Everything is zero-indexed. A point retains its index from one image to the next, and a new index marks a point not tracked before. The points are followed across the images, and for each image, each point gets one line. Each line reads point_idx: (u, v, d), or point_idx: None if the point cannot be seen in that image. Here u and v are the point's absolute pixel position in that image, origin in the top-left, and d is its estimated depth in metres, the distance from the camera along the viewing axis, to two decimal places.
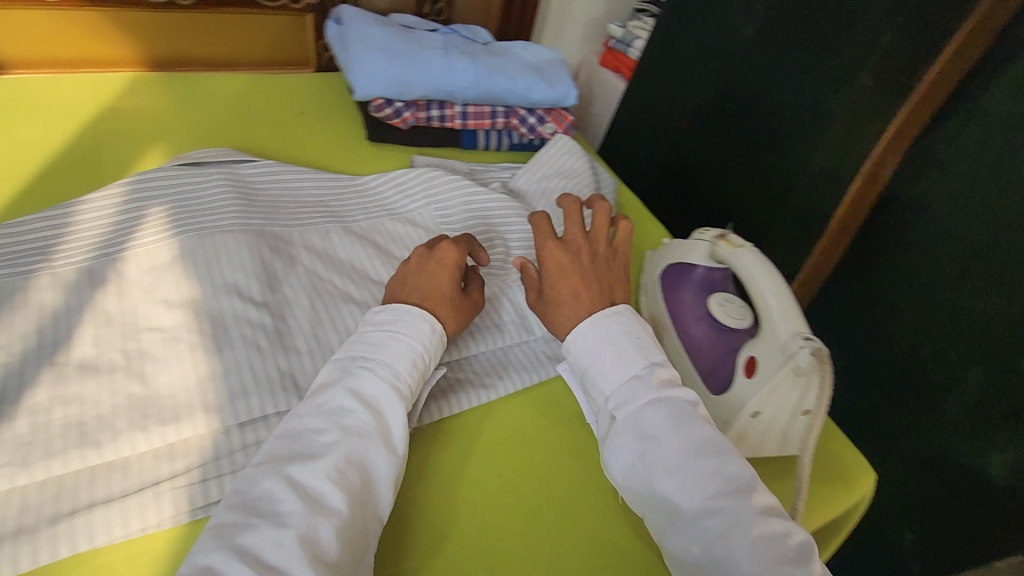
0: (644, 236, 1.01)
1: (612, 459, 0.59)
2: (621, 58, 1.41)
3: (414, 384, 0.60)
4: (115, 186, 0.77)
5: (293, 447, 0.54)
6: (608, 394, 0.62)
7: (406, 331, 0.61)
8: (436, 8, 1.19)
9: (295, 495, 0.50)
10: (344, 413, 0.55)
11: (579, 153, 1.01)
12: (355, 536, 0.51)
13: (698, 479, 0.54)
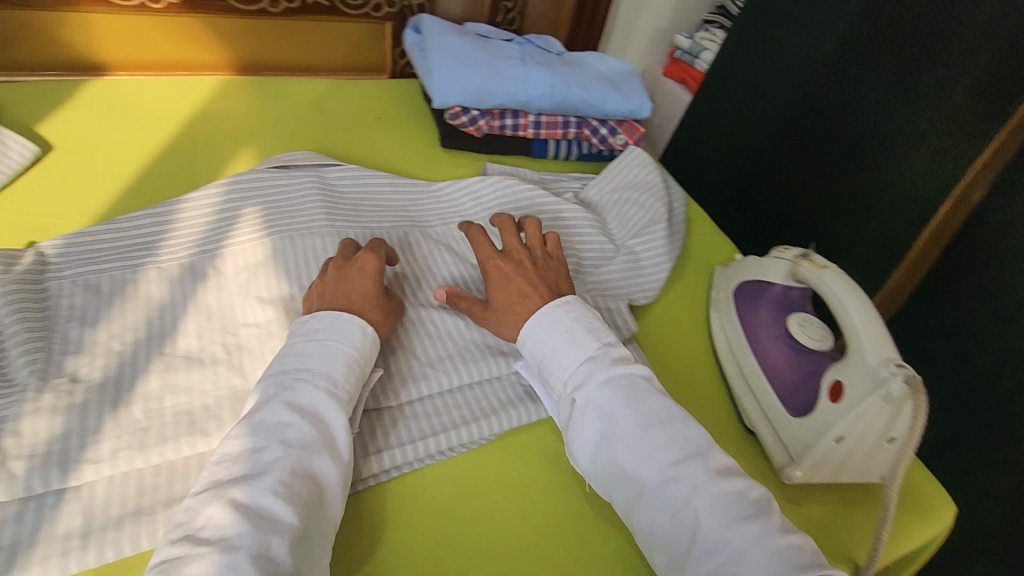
0: (711, 251, 1.01)
1: (578, 440, 0.64)
2: (688, 69, 1.42)
3: (353, 388, 0.62)
4: (214, 186, 0.80)
5: (232, 470, 0.53)
6: (564, 383, 0.66)
7: (337, 337, 0.63)
8: (509, 17, 1.20)
9: (240, 518, 0.49)
10: (285, 428, 0.55)
11: (652, 167, 1.02)
12: (310, 546, 0.51)
13: (655, 448, 0.60)
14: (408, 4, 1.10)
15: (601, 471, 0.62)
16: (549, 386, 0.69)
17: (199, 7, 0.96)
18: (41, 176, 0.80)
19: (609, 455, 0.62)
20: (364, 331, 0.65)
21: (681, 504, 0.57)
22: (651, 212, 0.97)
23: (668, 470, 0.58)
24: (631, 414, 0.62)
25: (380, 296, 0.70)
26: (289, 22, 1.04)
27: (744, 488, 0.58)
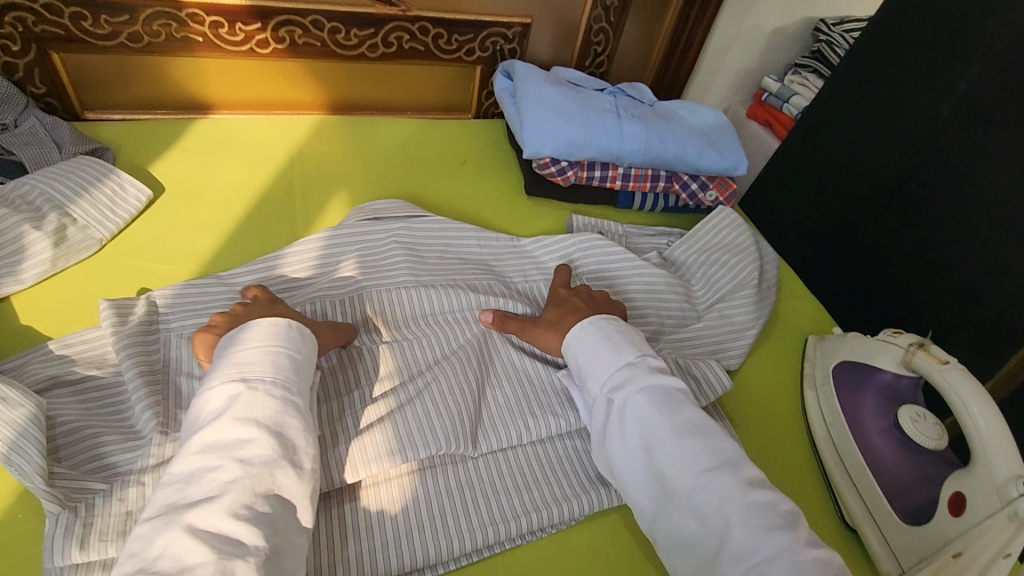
0: (804, 319, 0.96)
1: (613, 440, 0.66)
2: (775, 113, 1.39)
3: (303, 391, 0.62)
4: (313, 238, 0.83)
5: (186, 494, 0.52)
6: (600, 385, 0.69)
7: (280, 343, 0.64)
8: (598, 61, 1.19)
9: (201, 545, 0.48)
10: (243, 445, 0.55)
11: (742, 228, 0.99)
12: (286, 561, 0.51)
13: (688, 455, 0.62)
14: (500, 49, 1.10)
15: (627, 476, 0.64)
16: (584, 393, 0.72)
17: (301, 53, 0.98)
18: (152, 219, 0.83)
19: (637, 457, 0.64)
20: (292, 324, 0.66)
21: (710, 507, 0.59)
22: (740, 272, 0.94)
23: (701, 476, 0.60)
24: (660, 419, 0.64)
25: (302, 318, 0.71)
26: (385, 66, 1.06)
27: (775, 500, 0.60)
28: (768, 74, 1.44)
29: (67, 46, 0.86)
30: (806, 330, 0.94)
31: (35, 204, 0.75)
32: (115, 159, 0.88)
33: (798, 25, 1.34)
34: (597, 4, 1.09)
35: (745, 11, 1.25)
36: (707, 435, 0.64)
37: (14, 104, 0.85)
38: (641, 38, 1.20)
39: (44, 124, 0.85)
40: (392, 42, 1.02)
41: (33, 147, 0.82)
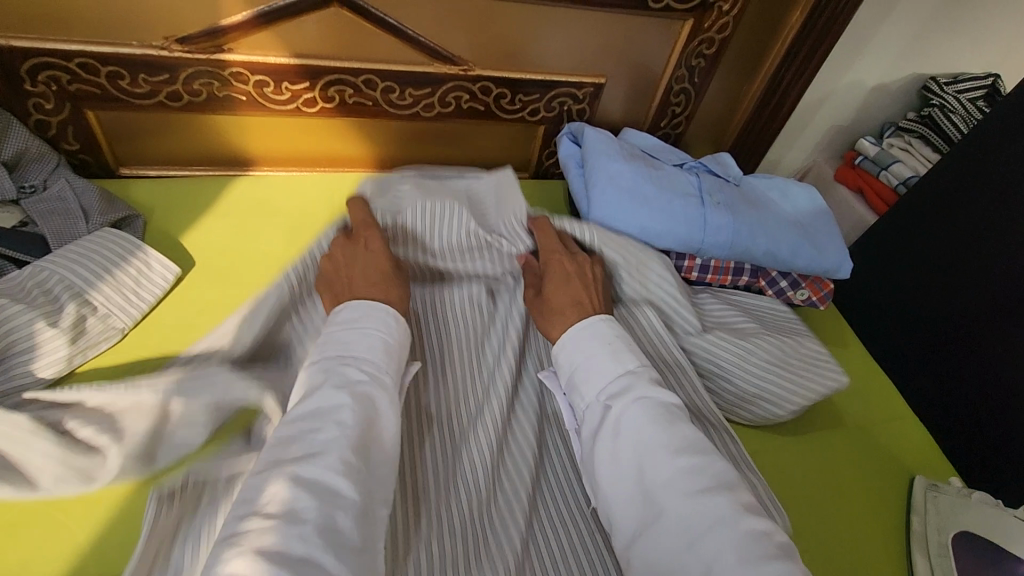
0: (907, 451, 0.82)
1: (605, 452, 0.60)
2: (869, 178, 1.25)
3: (395, 372, 0.61)
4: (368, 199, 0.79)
5: (288, 451, 0.51)
6: (597, 391, 0.63)
7: (375, 326, 0.62)
8: (675, 122, 1.06)
9: (304, 493, 0.48)
10: (337, 410, 0.54)
11: (797, 328, 0.84)
12: (371, 525, 0.50)
13: (677, 473, 0.55)
14: (568, 109, 0.99)
15: (616, 492, 0.57)
16: (576, 398, 0.66)
17: (351, 112, 0.90)
18: (178, 299, 0.76)
19: (627, 467, 0.58)
20: (392, 311, 0.64)
21: (704, 540, 0.51)
22: (775, 348, 0.79)
23: (692, 499, 0.53)
24: (648, 428, 0.58)
25: (391, 267, 0.70)
26: (441, 125, 0.96)
27: (772, 529, 0.52)
28: (863, 133, 1.29)
29: (103, 103, 0.79)
30: (913, 470, 0.80)
31: (52, 291, 0.68)
32: (144, 227, 0.82)
33: (903, 83, 1.19)
34: (681, 63, 0.96)
35: (845, 68, 1.10)
36: (703, 455, 0.57)
37: (43, 164, 0.79)
38: (726, 98, 1.07)
39: (73, 187, 0.79)
40: (451, 101, 0.92)
41: (60, 216, 0.76)
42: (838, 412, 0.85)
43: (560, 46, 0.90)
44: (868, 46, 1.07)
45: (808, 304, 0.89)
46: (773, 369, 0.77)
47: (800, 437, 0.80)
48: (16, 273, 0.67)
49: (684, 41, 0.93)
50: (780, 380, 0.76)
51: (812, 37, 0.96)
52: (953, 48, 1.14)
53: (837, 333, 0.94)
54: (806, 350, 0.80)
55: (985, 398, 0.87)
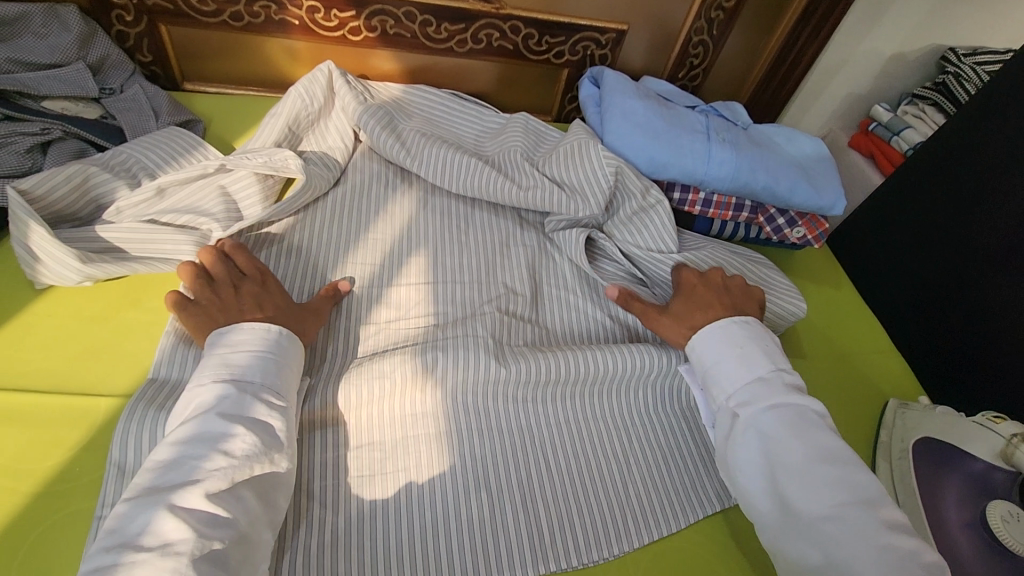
0: (885, 378, 0.88)
1: (736, 458, 0.64)
2: (881, 144, 1.29)
3: (290, 400, 0.62)
4: (365, 111, 0.93)
5: (169, 478, 0.52)
6: (726, 396, 0.68)
7: (269, 349, 0.63)
8: (692, 74, 1.13)
9: (181, 522, 0.48)
10: (227, 437, 0.55)
11: (770, 269, 0.90)
12: (252, 550, 0.51)
13: (823, 485, 0.58)
14: (591, 53, 1.06)
15: (747, 481, 0.62)
16: (709, 397, 0.70)
17: (391, 42, 0.99)
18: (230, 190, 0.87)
19: (759, 469, 0.62)
20: (286, 334, 0.65)
21: (841, 549, 0.54)
22: (743, 274, 0.87)
23: (841, 509, 0.57)
24: (790, 444, 0.61)
25: (293, 305, 0.70)
26: (472, 62, 1.04)
27: (919, 549, 0.54)
28: (879, 100, 1.33)
29: (174, 19, 0.90)
30: (887, 394, 0.86)
31: (131, 171, 0.78)
32: (204, 132, 0.92)
33: (922, 52, 1.22)
34: (700, 15, 1.02)
35: (863, 33, 1.14)
36: (846, 467, 0.60)
37: (122, 70, 0.90)
38: (744, 53, 1.12)
39: (146, 92, 0.89)
40: (482, 38, 1.00)
41: (134, 113, 0.87)
42: (827, 343, 0.91)
43: None
44: (887, 12, 1.11)
45: (803, 242, 0.95)
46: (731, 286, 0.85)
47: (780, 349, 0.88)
48: (101, 153, 0.77)
49: None
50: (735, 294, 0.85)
51: None
52: (971, 17, 1.18)
53: (827, 276, 1.01)
54: (769, 281, 0.87)
55: (970, 340, 0.92)
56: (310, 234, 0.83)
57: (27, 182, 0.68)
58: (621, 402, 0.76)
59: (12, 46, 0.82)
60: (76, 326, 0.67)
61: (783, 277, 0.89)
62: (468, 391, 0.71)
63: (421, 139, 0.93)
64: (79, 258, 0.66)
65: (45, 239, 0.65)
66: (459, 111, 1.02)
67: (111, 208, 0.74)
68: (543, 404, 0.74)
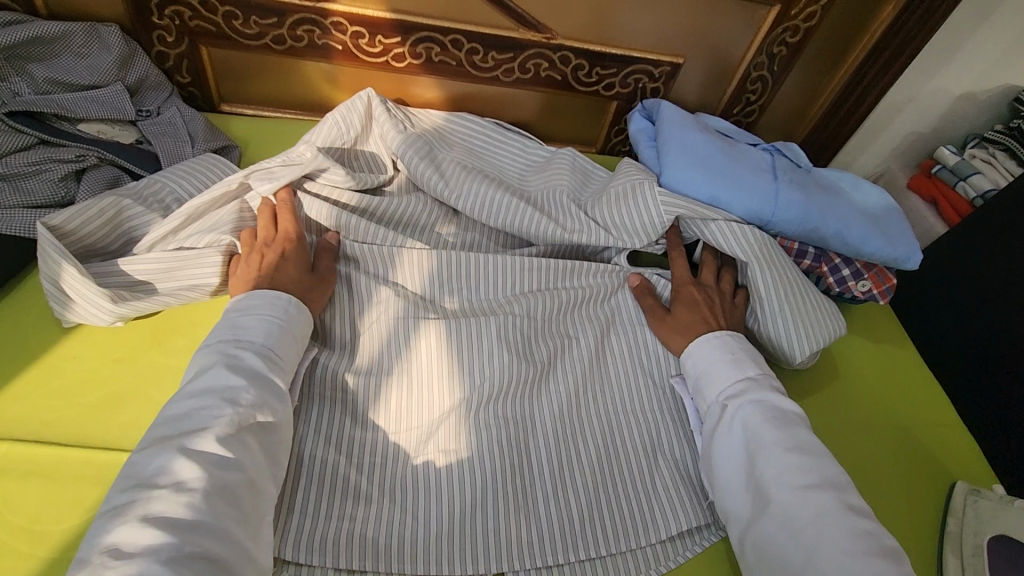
0: (951, 457, 0.81)
1: (720, 448, 0.65)
2: (945, 189, 1.21)
3: (288, 360, 0.63)
4: (400, 141, 0.88)
5: (177, 428, 0.53)
6: (716, 393, 0.69)
7: (269, 308, 0.65)
8: (747, 111, 1.07)
9: (195, 464, 0.50)
10: (230, 389, 0.56)
11: (821, 307, 0.82)
12: (258, 499, 0.52)
13: (792, 470, 0.59)
14: (643, 86, 1.01)
15: (724, 476, 0.63)
16: (698, 400, 0.71)
17: (435, 70, 0.95)
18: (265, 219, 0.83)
19: (737, 461, 0.63)
20: (294, 302, 0.66)
21: (810, 529, 0.55)
22: (789, 284, 0.80)
23: (798, 491, 0.58)
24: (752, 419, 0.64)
25: (305, 271, 0.71)
26: (516, 91, 1.00)
27: (881, 532, 0.55)
28: (945, 142, 1.25)
29: (216, 41, 0.87)
30: (954, 476, 0.79)
31: (165, 203, 0.75)
32: (239, 158, 0.89)
33: (993, 93, 1.15)
34: (761, 50, 0.96)
35: (932, 70, 1.08)
36: (815, 457, 0.61)
37: (160, 93, 0.88)
38: (805, 89, 1.06)
39: (182, 115, 0.86)
40: (529, 68, 0.95)
41: (169, 138, 0.83)
42: (888, 414, 0.84)
43: (642, 21, 0.91)
44: (959, 50, 1.05)
45: (868, 296, 0.88)
46: (762, 275, 0.80)
47: (844, 424, 0.81)
48: (135, 182, 0.74)
49: (768, 28, 0.93)
50: (762, 283, 0.80)
51: (901, 36, 0.95)
52: None
53: (887, 334, 0.94)
54: (802, 307, 0.80)
55: None
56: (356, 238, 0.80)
57: (56, 217, 0.65)
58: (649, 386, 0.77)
59: (50, 66, 0.80)
60: (101, 371, 0.64)
61: (826, 301, 0.83)
62: (488, 448, 0.68)
63: (462, 172, 0.88)
64: (112, 299, 0.64)
65: (78, 279, 0.63)
66: (501, 142, 0.97)
67: (141, 241, 0.71)
68: (564, 381, 0.75)
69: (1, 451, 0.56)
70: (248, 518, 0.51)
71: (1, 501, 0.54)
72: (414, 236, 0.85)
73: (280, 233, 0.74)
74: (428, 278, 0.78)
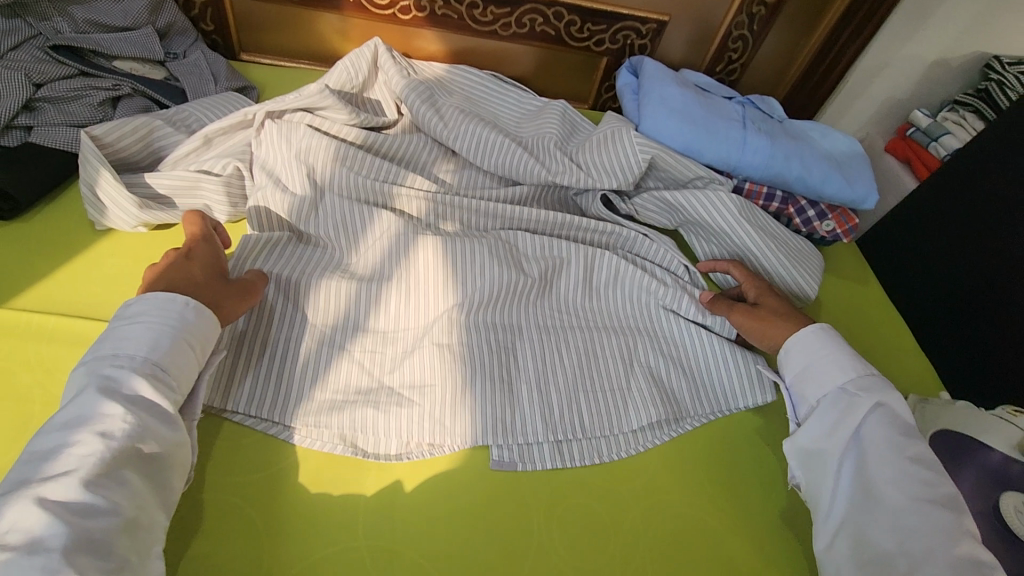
0: (907, 376, 0.88)
1: (834, 462, 0.66)
2: (918, 150, 1.27)
3: (177, 379, 0.58)
4: (403, 87, 0.95)
5: (42, 469, 0.49)
6: (829, 392, 0.70)
7: (160, 318, 0.59)
8: (729, 69, 1.14)
9: (48, 517, 0.46)
10: (103, 418, 0.53)
11: (809, 254, 0.91)
12: (140, 536, 0.51)
13: (902, 484, 0.62)
14: (631, 43, 1.08)
15: (828, 481, 0.66)
16: (801, 392, 0.72)
17: (439, 23, 1.02)
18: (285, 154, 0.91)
19: (850, 468, 0.65)
20: (193, 303, 0.61)
21: (913, 537, 0.59)
22: (776, 236, 0.90)
23: (918, 503, 0.60)
24: (851, 418, 0.67)
25: (214, 276, 0.66)
26: (514, 46, 1.08)
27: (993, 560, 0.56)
28: (920, 106, 1.31)
29: None
30: (906, 389, 0.86)
31: (191, 127, 0.84)
32: (258, 99, 0.97)
33: (965, 59, 1.22)
34: (742, 11, 1.04)
35: (906, 37, 1.15)
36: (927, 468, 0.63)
37: (187, 38, 0.96)
38: (783, 51, 1.14)
39: (206, 58, 0.94)
40: (525, 23, 1.03)
41: (196, 77, 0.91)
42: (850, 337, 0.91)
43: None
44: (931, 17, 1.11)
45: (832, 237, 0.95)
46: (752, 230, 0.88)
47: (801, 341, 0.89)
48: (166, 109, 0.83)
49: None
50: (754, 237, 0.88)
51: None
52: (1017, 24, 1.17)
53: (855, 270, 1.01)
54: (794, 255, 0.89)
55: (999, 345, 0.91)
56: (355, 168, 0.86)
57: (98, 128, 0.73)
58: (630, 302, 0.84)
59: (89, 8, 0.88)
60: (134, 268, 0.72)
61: (806, 242, 0.92)
62: (474, 343, 0.74)
63: (460, 115, 0.95)
64: (137, 204, 0.71)
65: (111, 183, 0.70)
66: (499, 92, 1.05)
67: (167, 158, 0.79)
68: (550, 298, 0.82)
69: (51, 323, 0.64)
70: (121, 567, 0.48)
71: (54, 365, 0.62)
72: (413, 170, 0.92)
73: (202, 241, 0.69)
74: (426, 207, 0.86)
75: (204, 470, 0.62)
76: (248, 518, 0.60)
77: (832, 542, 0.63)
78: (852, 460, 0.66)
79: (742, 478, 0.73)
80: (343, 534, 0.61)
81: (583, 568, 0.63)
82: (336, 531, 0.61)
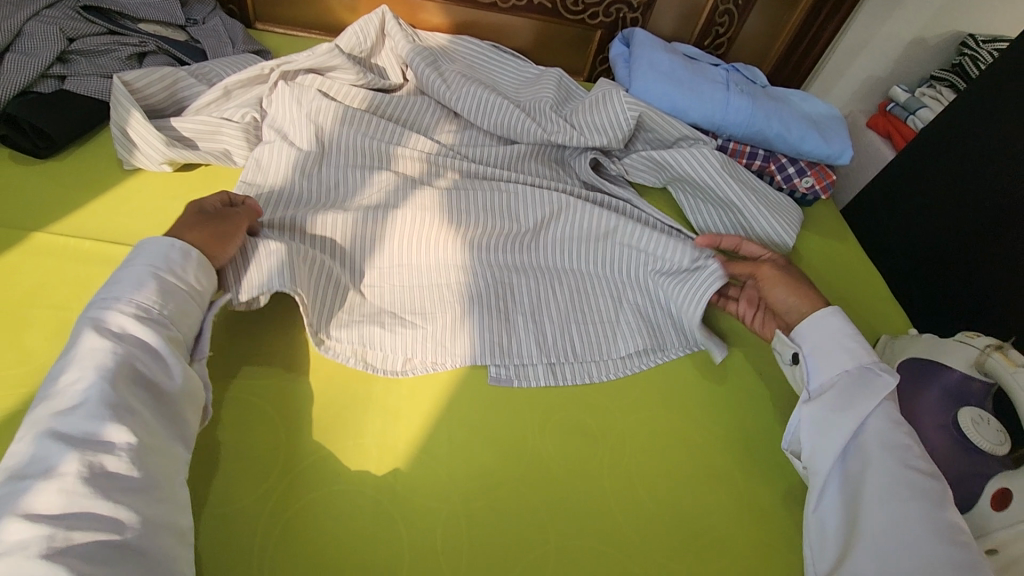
0: (880, 321, 0.94)
1: (829, 443, 0.68)
2: (897, 124, 1.33)
3: (168, 315, 0.61)
4: (407, 50, 1.02)
5: (49, 407, 0.52)
6: (830, 385, 0.70)
7: (146, 261, 0.62)
8: (716, 43, 1.21)
9: (65, 445, 0.49)
10: (95, 354, 0.54)
11: (788, 209, 0.97)
12: (160, 460, 0.53)
13: (893, 454, 0.64)
14: (623, 16, 1.15)
15: (822, 455, 0.68)
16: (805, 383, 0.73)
17: None
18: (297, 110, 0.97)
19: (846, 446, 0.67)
20: (177, 244, 0.64)
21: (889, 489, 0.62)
22: (755, 191, 0.96)
23: (906, 470, 0.62)
24: (857, 407, 0.68)
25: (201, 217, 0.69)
26: (513, 19, 1.14)
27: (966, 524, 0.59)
28: (899, 83, 1.38)
29: None
30: (880, 332, 0.92)
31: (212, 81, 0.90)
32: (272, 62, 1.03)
33: (941, 38, 1.28)
34: None
35: (884, 15, 1.21)
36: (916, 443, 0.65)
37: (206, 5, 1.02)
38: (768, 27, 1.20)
39: (224, 23, 1.00)
40: None
41: (215, 39, 0.98)
42: (827, 287, 0.97)
43: None
44: None
45: (812, 193, 1.01)
46: (733, 184, 0.94)
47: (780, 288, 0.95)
48: (191, 65, 0.89)
49: None
50: (734, 189, 0.94)
51: None
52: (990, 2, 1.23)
53: (834, 228, 1.07)
54: (772, 208, 0.95)
55: None
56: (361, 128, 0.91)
57: (130, 75, 0.80)
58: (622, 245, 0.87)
59: None
60: (159, 203, 0.78)
61: (786, 198, 0.98)
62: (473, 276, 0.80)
63: (461, 78, 1.01)
64: (164, 142, 0.78)
65: (141, 124, 0.77)
66: (498, 62, 1.11)
67: (190, 107, 0.86)
68: (546, 242, 0.87)
69: (87, 245, 0.70)
70: (147, 486, 0.51)
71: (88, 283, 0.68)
72: (416, 131, 0.97)
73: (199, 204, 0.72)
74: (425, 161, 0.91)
75: (227, 374, 0.68)
76: (267, 417, 0.66)
77: (819, 505, 0.67)
78: (851, 447, 0.68)
79: (722, 400, 0.79)
80: (352, 440, 0.66)
81: (574, 477, 0.68)
82: (344, 440, 0.66)
